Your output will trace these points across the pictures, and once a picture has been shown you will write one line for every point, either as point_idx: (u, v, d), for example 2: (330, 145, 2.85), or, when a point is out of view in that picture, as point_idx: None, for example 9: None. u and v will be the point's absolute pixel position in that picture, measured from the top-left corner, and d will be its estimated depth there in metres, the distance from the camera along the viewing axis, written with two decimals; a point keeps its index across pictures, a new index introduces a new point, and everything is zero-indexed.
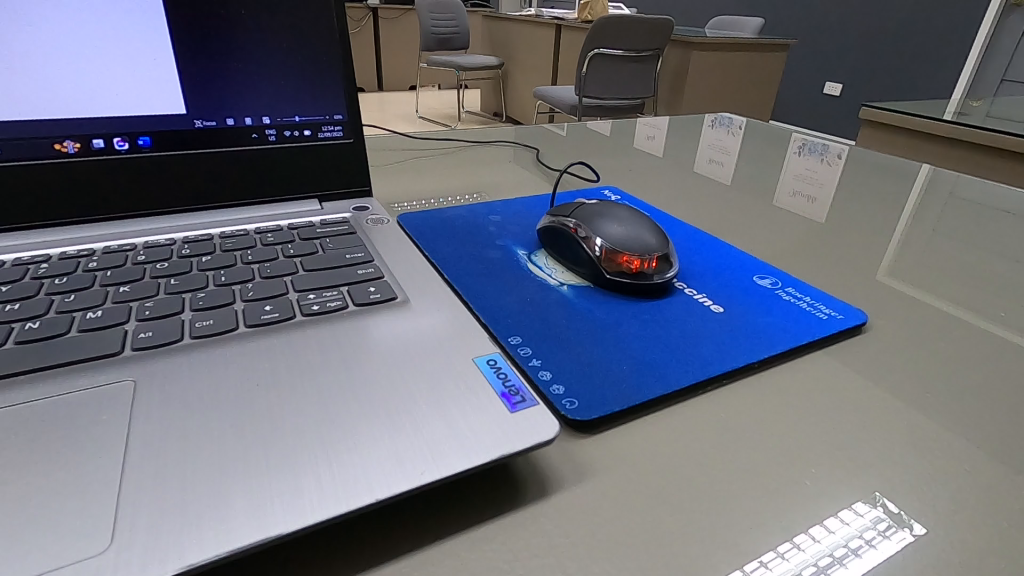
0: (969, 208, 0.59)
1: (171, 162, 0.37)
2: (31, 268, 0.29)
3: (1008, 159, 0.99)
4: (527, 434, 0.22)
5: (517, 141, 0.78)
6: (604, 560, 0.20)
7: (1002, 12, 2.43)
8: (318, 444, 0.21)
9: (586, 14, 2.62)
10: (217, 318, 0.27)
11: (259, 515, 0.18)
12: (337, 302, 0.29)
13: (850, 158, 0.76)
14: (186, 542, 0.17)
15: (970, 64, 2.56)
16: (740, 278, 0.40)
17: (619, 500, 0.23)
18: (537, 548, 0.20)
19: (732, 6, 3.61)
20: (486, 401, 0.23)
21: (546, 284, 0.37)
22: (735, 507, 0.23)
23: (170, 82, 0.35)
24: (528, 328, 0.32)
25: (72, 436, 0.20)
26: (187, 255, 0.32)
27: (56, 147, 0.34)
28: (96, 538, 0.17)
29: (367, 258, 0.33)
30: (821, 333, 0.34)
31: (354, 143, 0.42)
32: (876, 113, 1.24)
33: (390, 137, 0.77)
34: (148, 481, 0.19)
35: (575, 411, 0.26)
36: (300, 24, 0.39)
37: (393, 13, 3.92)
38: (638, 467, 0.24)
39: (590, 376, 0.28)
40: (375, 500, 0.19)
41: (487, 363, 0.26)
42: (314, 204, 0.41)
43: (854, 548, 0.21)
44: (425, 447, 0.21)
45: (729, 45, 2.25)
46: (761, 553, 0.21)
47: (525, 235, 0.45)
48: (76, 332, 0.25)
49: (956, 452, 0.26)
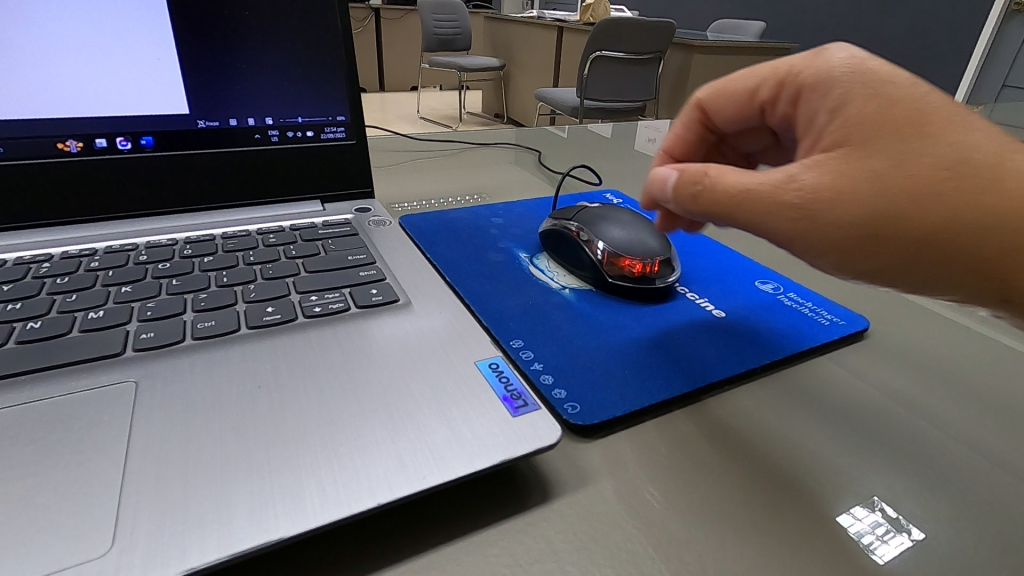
0: None
1: (173, 161, 0.37)
2: (32, 267, 0.29)
3: None
4: (530, 439, 0.22)
5: (518, 143, 0.78)
6: (606, 565, 0.20)
7: (1004, 18, 2.43)
8: (319, 448, 0.21)
9: (586, 18, 2.61)
10: (218, 319, 0.27)
11: (261, 519, 0.18)
12: (338, 304, 0.29)
13: None
14: (187, 544, 0.17)
15: (972, 70, 2.56)
16: (742, 283, 0.40)
17: (618, 505, 0.22)
18: (536, 553, 0.20)
19: (734, 11, 3.63)
20: (488, 405, 0.23)
21: (548, 287, 0.37)
22: (735, 511, 0.22)
23: (173, 83, 0.35)
24: (531, 332, 0.32)
25: (73, 438, 0.20)
26: (189, 255, 0.32)
27: (59, 146, 0.34)
28: (98, 540, 0.17)
29: (369, 260, 0.33)
30: (823, 340, 0.34)
31: (356, 144, 0.42)
32: None
33: (391, 138, 0.77)
34: (149, 485, 0.19)
35: (576, 415, 0.26)
36: (304, 25, 0.38)
37: (394, 14, 3.92)
38: (637, 472, 0.24)
39: (591, 381, 0.28)
40: (377, 504, 0.19)
41: (489, 366, 0.26)
42: (315, 206, 0.41)
43: (854, 553, 0.21)
44: (427, 451, 0.21)
45: (731, 49, 2.26)
46: (761, 558, 0.21)
47: (527, 238, 0.45)
48: (78, 332, 0.25)
49: (957, 459, 0.26)
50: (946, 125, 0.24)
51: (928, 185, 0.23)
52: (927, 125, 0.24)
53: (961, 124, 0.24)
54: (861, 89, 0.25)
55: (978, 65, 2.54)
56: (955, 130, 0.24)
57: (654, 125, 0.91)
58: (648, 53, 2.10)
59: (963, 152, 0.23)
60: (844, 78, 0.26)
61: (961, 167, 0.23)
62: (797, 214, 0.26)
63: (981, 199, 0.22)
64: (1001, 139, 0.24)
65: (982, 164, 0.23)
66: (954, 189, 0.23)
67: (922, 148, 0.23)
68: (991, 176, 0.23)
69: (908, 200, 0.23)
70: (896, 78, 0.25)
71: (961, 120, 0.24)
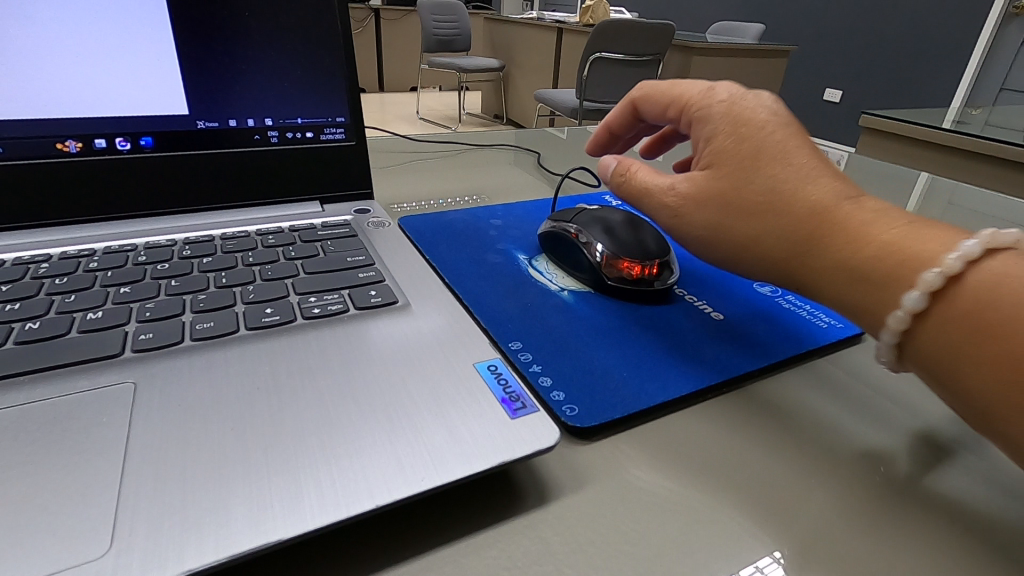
0: (969, 218, 0.59)
1: (173, 162, 0.37)
2: (31, 267, 0.29)
3: (1008, 170, 1.00)
4: (528, 441, 0.22)
5: (518, 144, 0.78)
6: (604, 567, 0.20)
7: (1002, 21, 2.43)
8: (317, 450, 0.21)
9: (586, 19, 2.61)
10: (217, 321, 0.27)
11: (259, 521, 0.18)
12: (337, 305, 0.29)
13: (850, 166, 0.76)
14: (185, 546, 0.17)
15: (970, 73, 2.57)
16: (740, 286, 0.40)
17: (616, 507, 0.23)
18: (534, 554, 0.20)
19: (733, 13, 3.63)
20: (487, 407, 0.23)
21: (546, 289, 0.37)
22: (732, 513, 0.23)
23: (172, 83, 0.35)
24: (529, 334, 0.32)
25: (71, 439, 0.20)
26: (188, 256, 0.32)
27: (58, 146, 0.34)
28: (96, 541, 0.17)
29: (368, 261, 0.33)
30: (820, 343, 0.34)
31: (356, 145, 0.42)
32: (876, 121, 1.25)
33: (390, 139, 0.77)
34: (148, 485, 0.19)
35: (574, 417, 0.26)
36: (304, 26, 0.39)
37: (394, 14, 3.92)
38: (634, 474, 0.24)
39: (590, 383, 0.28)
40: (375, 506, 0.19)
41: (488, 368, 0.26)
42: (315, 207, 0.41)
43: (851, 555, 0.21)
44: (426, 453, 0.21)
45: (730, 51, 2.26)
46: (758, 560, 0.21)
47: (526, 240, 0.45)
48: (76, 333, 0.25)
49: (954, 461, 0.26)
50: (773, 160, 0.30)
51: (745, 208, 0.30)
52: (760, 159, 0.30)
53: (790, 159, 0.30)
54: (723, 125, 0.32)
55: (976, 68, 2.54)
56: (778, 165, 0.30)
57: None
58: (648, 54, 2.10)
59: (778, 182, 0.29)
60: (718, 115, 0.33)
61: (772, 196, 0.29)
62: (670, 216, 0.33)
63: (780, 222, 0.29)
64: (821, 175, 0.29)
65: (789, 193, 0.29)
66: (762, 212, 0.29)
67: (748, 178, 0.30)
68: (792, 205, 0.29)
69: (732, 218, 0.30)
70: (754, 118, 0.31)
71: (793, 156, 0.30)
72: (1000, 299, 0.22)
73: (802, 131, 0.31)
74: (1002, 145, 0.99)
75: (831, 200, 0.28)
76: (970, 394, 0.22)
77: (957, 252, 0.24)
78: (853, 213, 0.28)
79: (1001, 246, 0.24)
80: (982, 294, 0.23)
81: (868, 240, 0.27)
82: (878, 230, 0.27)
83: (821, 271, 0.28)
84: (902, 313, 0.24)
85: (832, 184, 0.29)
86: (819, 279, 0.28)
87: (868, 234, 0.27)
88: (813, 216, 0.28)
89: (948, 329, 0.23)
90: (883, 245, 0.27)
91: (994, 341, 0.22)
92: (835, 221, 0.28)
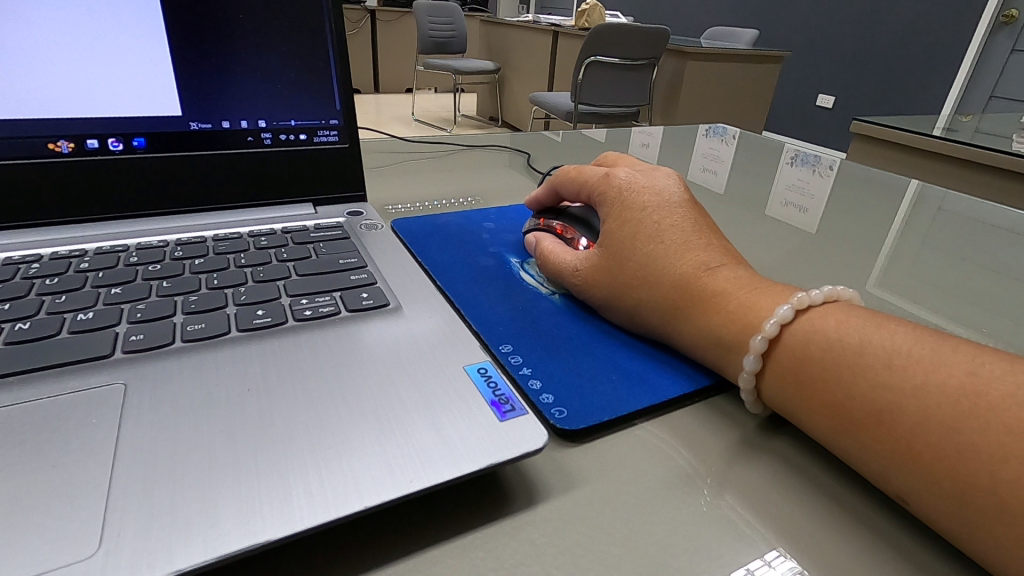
0: (957, 223, 0.60)
1: (166, 162, 0.37)
2: (22, 268, 0.29)
3: (996, 178, 1.01)
4: (516, 444, 0.22)
5: (513, 147, 0.78)
6: (594, 569, 0.20)
7: (991, 30, 2.46)
8: (308, 451, 0.21)
9: (584, 23, 2.61)
10: (208, 322, 0.27)
11: (248, 522, 0.18)
12: (329, 307, 0.29)
13: (840, 170, 0.77)
14: (174, 545, 0.17)
15: (960, 81, 2.59)
16: None
17: (602, 509, 0.23)
18: (522, 555, 0.21)
19: (729, 19, 3.67)
20: (476, 410, 0.24)
21: (538, 292, 0.38)
22: (718, 516, 0.23)
23: (164, 85, 0.35)
24: (520, 337, 0.32)
25: (61, 440, 0.20)
26: (181, 257, 0.32)
27: (51, 146, 0.34)
28: (86, 541, 0.17)
29: (360, 263, 0.33)
30: None
31: (349, 147, 0.42)
32: (864, 126, 1.27)
33: (386, 141, 0.77)
34: (138, 487, 0.19)
35: (563, 420, 0.27)
36: (295, 27, 0.39)
37: (390, 15, 3.91)
38: (619, 475, 0.24)
39: (579, 387, 0.29)
40: (364, 507, 0.19)
41: (478, 371, 0.26)
42: (308, 209, 0.41)
43: (837, 556, 0.21)
44: (414, 454, 0.21)
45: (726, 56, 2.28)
46: (747, 562, 0.21)
47: (519, 243, 0.45)
48: (66, 334, 0.25)
49: None
50: (646, 240, 0.34)
51: (625, 279, 0.33)
52: (636, 239, 0.34)
53: (660, 236, 0.34)
54: (613, 209, 0.36)
55: (967, 76, 2.57)
56: (650, 241, 0.34)
57: (647, 130, 0.92)
58: (644, 58, 2.11)
59: (650, 256, 0.33)
60: (610, 200, 0.37)
61: (646, 271, 0.33)
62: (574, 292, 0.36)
63: (650, 293, 0.32)
64: (684, 250, 0.33)
65: (657, 268, 0.33)
66: (638, 285, 0.33)
67: (626, 256, 0.34)
68: (659, 277, 0.32)
69: (619, 291, 0.33)
70: (636, 203, 0.36)
71: (664, 234, 0.34)
72: (812, 356, 0.26)
73: (681, 211, 0.36)
74: (992, 152, 1.01)
75: (692, 271, 0.32)
76: (813, 435, 0.26)
77: (776, 316, 0.28)
78: (710, 282, 0.32)
79: (809, 306, 0.29)
80: (799, 352, 0.27)
81: (720, 308, 0.31)
82: (727, 298, 0.31)
83: (687, 339, 0.31)
84: (747, 374, 0.28)
85: (693, 257, 0.33)
86: (691, 344, 0.31)
87: (719, 303, 0.31)
88: (681, 289, 0.32)
89: (783, 385, 0.27)
90: (730, 313, 0.30)
91: (812, 391, 0.26)
92: (693, 291, 0.32)
